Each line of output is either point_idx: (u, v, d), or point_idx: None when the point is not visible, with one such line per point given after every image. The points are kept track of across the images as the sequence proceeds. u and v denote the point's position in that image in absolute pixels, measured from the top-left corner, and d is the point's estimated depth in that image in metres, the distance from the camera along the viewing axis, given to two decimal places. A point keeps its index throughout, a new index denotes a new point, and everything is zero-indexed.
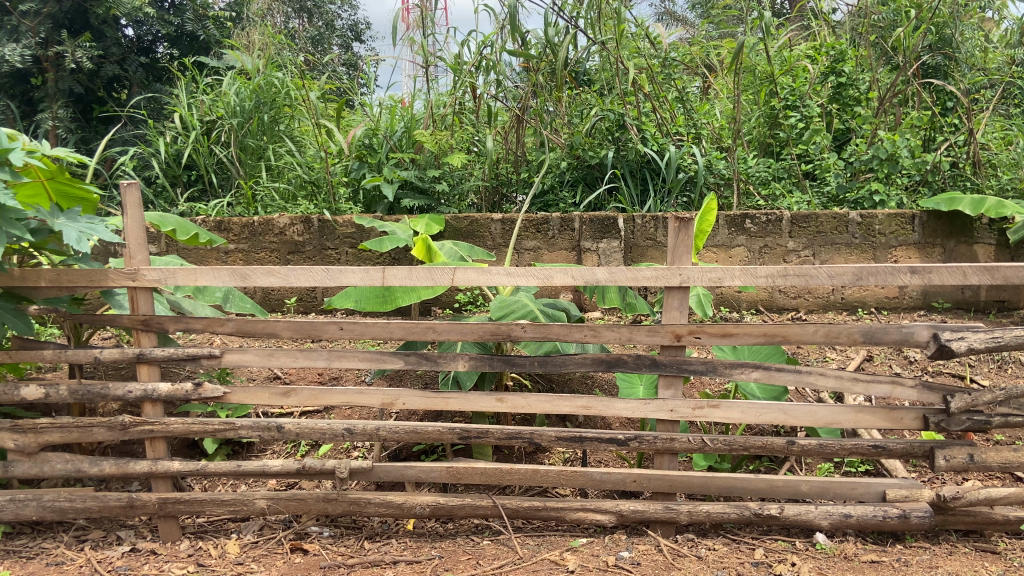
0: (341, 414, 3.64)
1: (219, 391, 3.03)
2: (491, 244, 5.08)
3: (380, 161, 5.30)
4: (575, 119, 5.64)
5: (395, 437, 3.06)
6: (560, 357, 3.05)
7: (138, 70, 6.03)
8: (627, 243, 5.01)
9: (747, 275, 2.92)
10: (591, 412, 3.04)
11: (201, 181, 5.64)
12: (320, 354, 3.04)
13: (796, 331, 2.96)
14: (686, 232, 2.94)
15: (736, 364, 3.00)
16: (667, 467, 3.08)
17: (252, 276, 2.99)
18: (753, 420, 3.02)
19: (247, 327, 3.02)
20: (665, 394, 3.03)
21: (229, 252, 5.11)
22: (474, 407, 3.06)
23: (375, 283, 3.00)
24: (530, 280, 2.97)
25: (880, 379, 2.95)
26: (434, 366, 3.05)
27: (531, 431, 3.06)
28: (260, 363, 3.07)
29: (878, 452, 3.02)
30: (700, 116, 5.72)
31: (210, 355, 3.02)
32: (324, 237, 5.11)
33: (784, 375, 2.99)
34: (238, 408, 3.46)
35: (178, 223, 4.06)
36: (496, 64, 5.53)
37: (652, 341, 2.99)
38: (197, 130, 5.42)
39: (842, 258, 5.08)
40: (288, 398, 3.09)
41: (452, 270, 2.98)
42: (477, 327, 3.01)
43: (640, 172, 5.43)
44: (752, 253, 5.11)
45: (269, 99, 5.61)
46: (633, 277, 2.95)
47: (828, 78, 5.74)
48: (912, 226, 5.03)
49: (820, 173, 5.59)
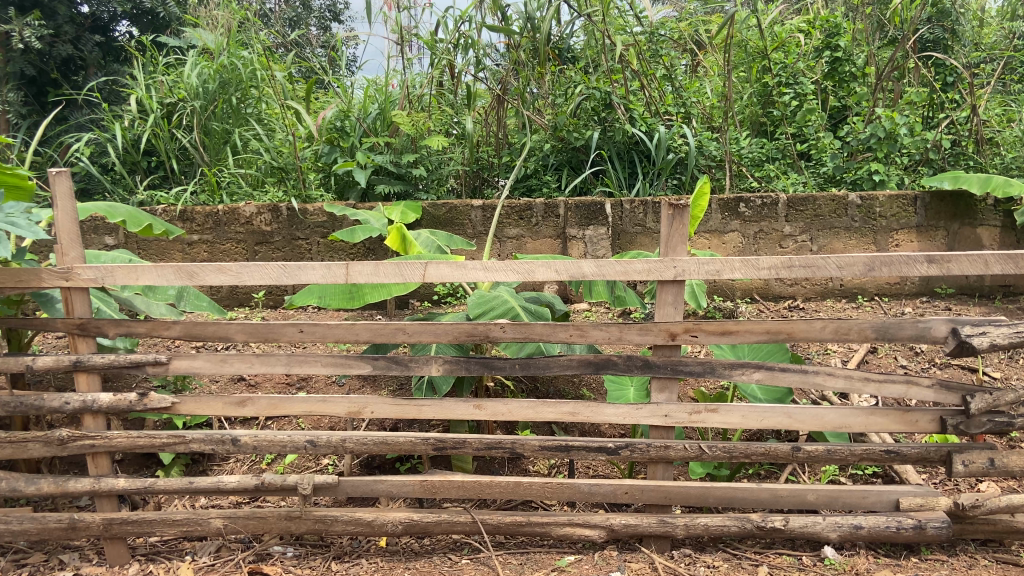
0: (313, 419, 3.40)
1: (166, 401, 2.74)
2: (472, 233, 4.80)
3: (351, 145, 5.01)
4: (559, 99, 5.33)
5: (363, 448, 2.78)
6: (544, 359, 2.78)
7: (94, 50, 5.66)
8: (615, 230, 4.74)
9: (749, 267, 2.64)
10: (577, 418, 2.77)
11: (162, 168, 5.29)
12: (279, 359, 2.74)
13: (801, 327, 2.68)
14: (681, 221, 2.67)
15: (736, 364, 2.74)
16: (661, 476, 2.83)
17: (199, 274, 2.67)
18: (754, 425, 2.76)
19: (196, 330, 2.70)
20: (658, 398, 2.77)
21: (193, 243, 4.81)
22: (450, 414, 2.78)
23: (338, 281, 2.71)
24: (510, 275, 2.68)
25: (894, 379, 2.69)
26: (405, 370, 2.76)
27: (513, 440, 2.78)
28: (212, 369, 2.76)
29: (890, 457, 2.78)
30: (689, 94, 5.46)
31: (155, 362, 2.71)
32: (294, 226, 4.81)
33: (789, 376, 2.73)
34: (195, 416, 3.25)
35: (128, 213, 3.70)
36: (476, 42, 5.21)
37: (644, 340, 2.71)
38: (156, 113, 5.03)
39: (841, 242, 4.84)
40: (244, 408, 2.79)
41: (423, 264, 2.70)
42: (452, 326, 2.72)
43: (627, 155, 5.18)
44: (746, 239, 4.85)
45: (234, 79, 5.27)
46: (624, 270, 2.65)
47: (823, 53, 5.51)
48: (915, 208, 4.79)
49: (816, 153, 5.34)
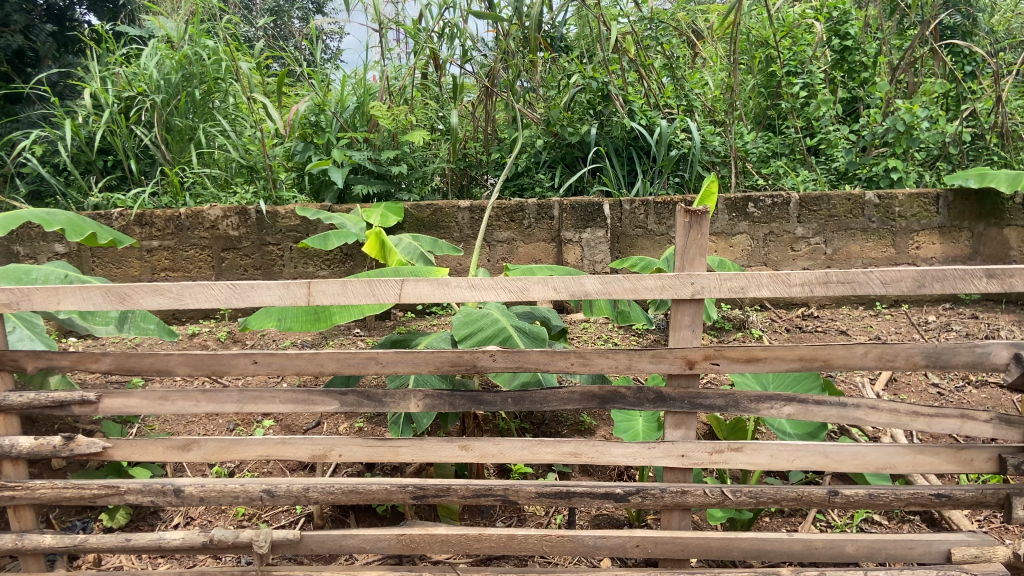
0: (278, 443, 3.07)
1: (97, 446, 2.35)
2: (458, 237, 4.39)
3: (328, 141, 4.56)
4: (552, 92, 4.94)
5: (329, 498, 2.38)
6: (540, 392, 2.39)
7: (47, 40, 5.04)
8: (614, 233, 4.36)
9: (778, 283, 2.27)
10: (580, 460, 2.38)
11: (120, 168, 4.87)
12: (229, 396, 2.33)
13: (840, 353, 2.30)
14: (699, 230, 2.28)
15: (763, 397, 2.35)
16: (677, 525, 2.45)
17: (133, 297, 2.27)
18: (785, 465, 2.38)
19: (130, 363, 2.30)
20: (673, 435, 2.39)
21: (153, 249, 4.40)
22: (430, 457, 2.38)
23: (299, 303, 2.30)
24: (500, 294, 2.29)
25: (947, 413, 2.32)
26: (379, 407, 2.37)
27: (505, 486, 2.38)
28: (150, 409, 2.35)
29: (941, 501, 2.40)
30: (691, 85, 5.07)
31: (83, 401, 2.33)
32: (264, 231, 4.40)
33: (825, 410, 2.34)
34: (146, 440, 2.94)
35: (68, 220, 3.29)
36: (462, 30, 4.80)
37: (657, 370, 2.33)
38: (112, 108, 4.59)
39: (858, 245, 4.47)
40: (189, 453, 2.39)
41: (399, 282, 2.28)
42: (433, 356, 2.33)
43: (626, 151, 4.78)
44: (755, 242, 4.47)
45: (198, 70, 4.81)
46: (633, 288, 2.28)
47: (832, 41, 5.12)
48: (937, 208, 4.42)
49: (827, 148, 4.96)
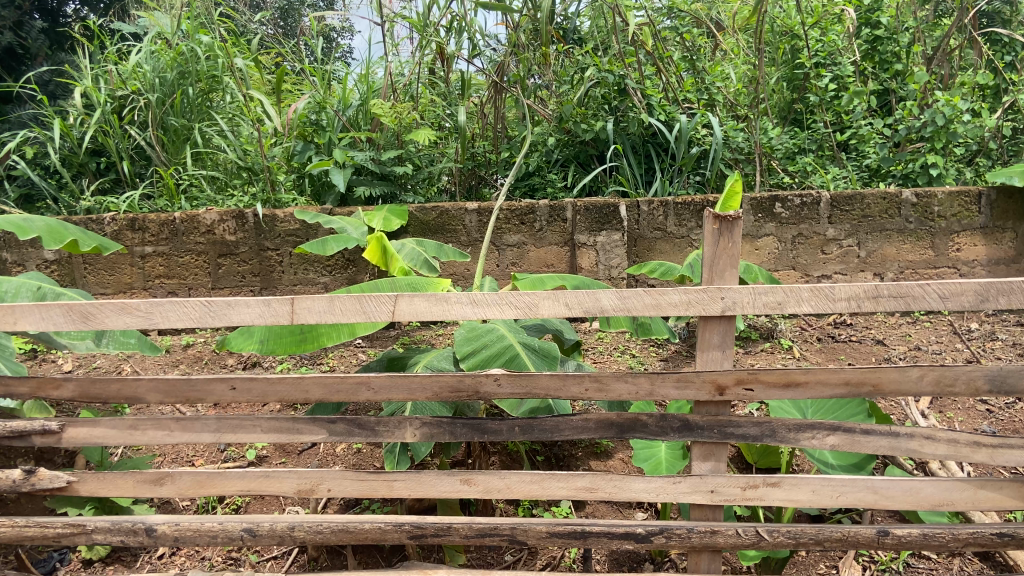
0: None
1: (61, 480, 2.13)
2: (466, 240, 4.14)
3: (329, 141, 4.29)
4: (565, 87, 4.68)
5: (317, 538, 2.14)
6: (551, 420, 2.13)
7: (39, 37, 4.85)
8: (631, 236, 4.09)
9: (821, 298, 1.99)
10: (596, 495, 2.13)
11: (114, 171, 4.65)
12: (204, 426, 2.10)
13: (892, 377, 2.03)
14: (729, 239, 2.01)
15: (803, 426, 2.09)
16: (706, 568, 2.18)
17: (98, 315, 2.05)
18: (828, 502, 2.12)
19: (94, 390, 2.08)
20: (701, 468, 2.13)
21: (146, 255, 4.18)
22: (429, 492, 2.14)
23: (282, 322, 2.07)
24: (506, 312, 2.03)
25: (1013, 444, 2.04)
26: (371, 437, 2.13)
27: (512, 525, 2.13)
28: (119, 439, 2.13)
29: (1005, 542, 2.12)
30: (713, 78, 4.79)
31: (44, 431, 2.11)
32: (261, 236, 4.17)
33: (874, 440, 2.07)
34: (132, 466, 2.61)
35: (47, 227, 3.07)
36: (471, 23, 4.54)
37: (682, 395, 2.07)
38: (104, 108, 4.37)
39: (894, 248, 4.18)
40: (162, 488, 2.16)
41: (392, 298, 2.03)
42: (431, 381, 2.08)
43: (643, 148, 4.51)
44: (783, 245, 4.18)
45: (194, 69, 4.57)
46: (655, 303, 2.03)
47: (862, 31, 4.82)
48: (978, 207, 4.12)
49: (858, 144, 4.68)
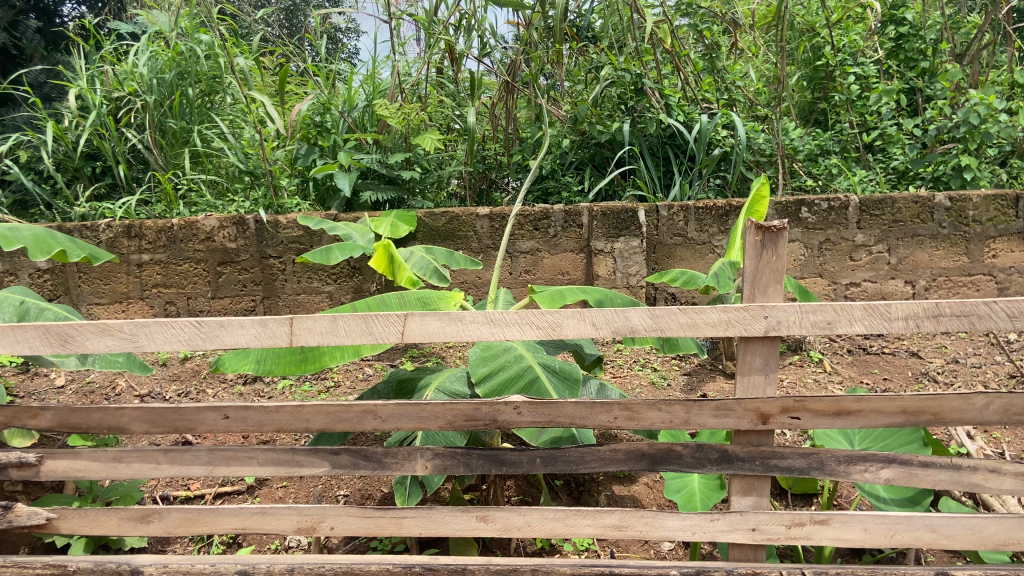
0: (270, 496, 2.64)
1: (39, 518, 1.95)
2: (477, 247, 3.95)
3: (334, 143, 4.13)
4: (579, 87, 4.49)
5: None
6: (576, 451, 1.95)
7: (35, 37, 4.70)
8: (650, 242, 3.90)
9: (875, 317, 1.79)
10: (625, 534, 1.94)
11: (110, 175, 4.48)
12: (196, 458, 1.92)
13: (954, 405, 1.83)
14: (773, 252, 1.82)
15: (854, 458, 1.89)
16: None
17: (77, 338, 1.87)
18: (881, 542, 1.92)
19: (75, 419, 1.90)
20: (742, 504, 1.94)
21: (143, 263, 4.01)
22: (442, 530, 1.95)
23: (280, 344, 1.88)
24: (526, 332, 1.85)
25: None
26: (379, 470, 1.94)
27: (534, 567, 1.94)
28: (103, 473, 1.95)
29: None
30: (732, 78, 4.58)
31: (21, 464, 1.93)
32: (263, 243, 3.98)
33: (933, 474, 1.87)
34: (122, 495, 2.36)
35: (33, 237, 2.89)
36: (480, 21, 4.35)
37: (721, 425, 1.88)
38: (99, 110, 4.20)
39: (927, 254, 3.97)
40: (150, 525, 1.98)
41: (401, 317, 1.84)
42: (445, 409, 1.90)
43: (661, 151, 4.30)
44: (810, 251, 3.98)
45: (193, 70, 4.41)
46: (691, 323, 1.84)
47: (888, 27, 4.60)
48: (1016, 211, 3.91)
49: (885, 145, 4.48)
